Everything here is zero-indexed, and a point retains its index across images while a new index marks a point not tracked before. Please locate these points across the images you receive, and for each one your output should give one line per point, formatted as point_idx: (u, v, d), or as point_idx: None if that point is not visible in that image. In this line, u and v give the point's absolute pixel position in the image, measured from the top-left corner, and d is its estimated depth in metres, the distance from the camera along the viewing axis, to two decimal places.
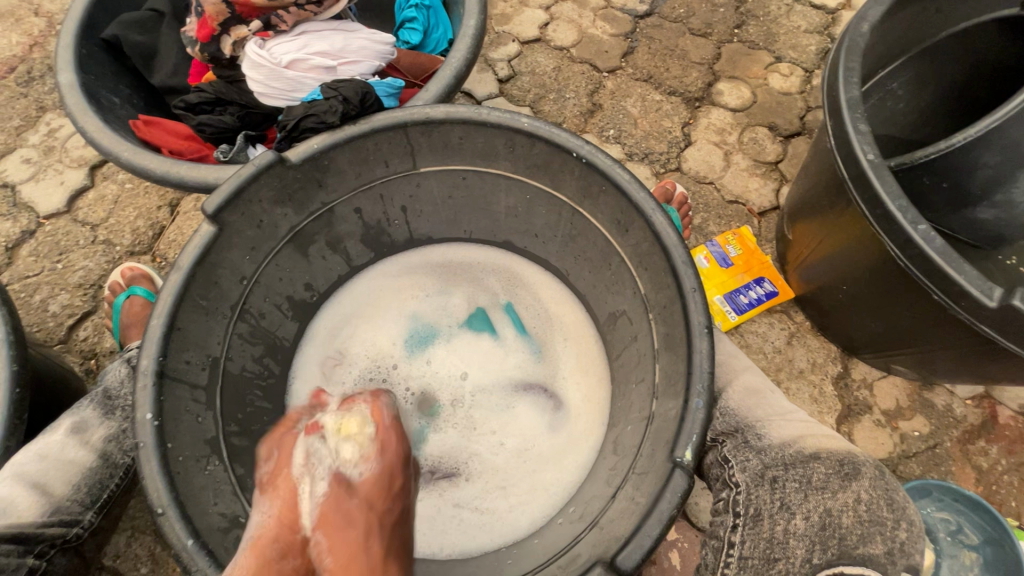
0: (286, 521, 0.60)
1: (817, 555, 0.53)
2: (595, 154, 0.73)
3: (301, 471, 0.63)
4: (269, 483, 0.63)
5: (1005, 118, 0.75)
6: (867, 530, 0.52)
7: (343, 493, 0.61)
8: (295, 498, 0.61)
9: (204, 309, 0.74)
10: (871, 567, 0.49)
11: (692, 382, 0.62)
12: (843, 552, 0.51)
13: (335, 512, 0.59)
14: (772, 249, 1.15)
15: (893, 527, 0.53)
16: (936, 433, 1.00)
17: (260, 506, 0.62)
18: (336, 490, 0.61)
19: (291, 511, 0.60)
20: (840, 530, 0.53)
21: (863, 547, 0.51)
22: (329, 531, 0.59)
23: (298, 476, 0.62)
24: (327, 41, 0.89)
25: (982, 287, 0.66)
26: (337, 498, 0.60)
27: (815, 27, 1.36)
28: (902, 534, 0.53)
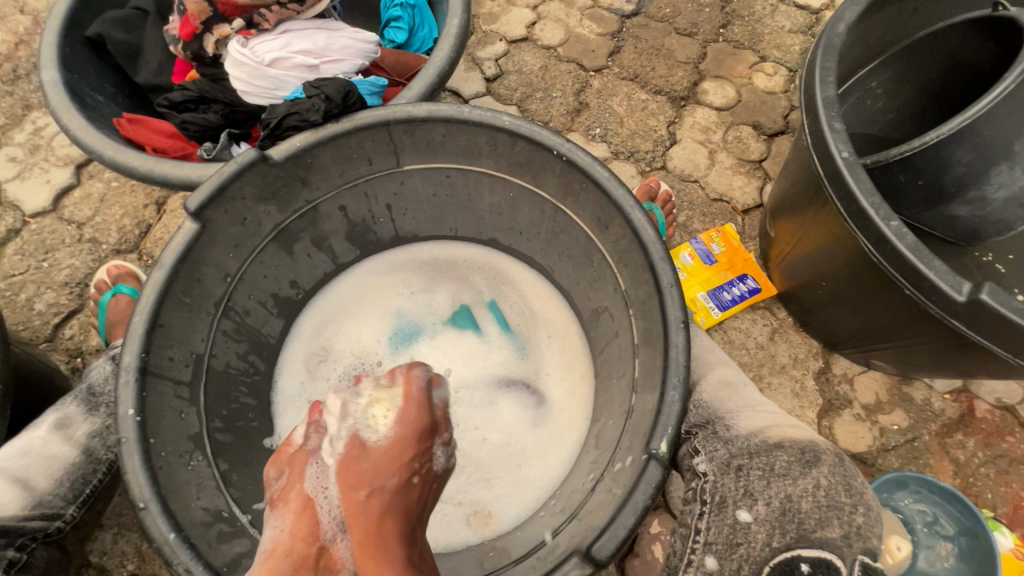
0: (302, 534, 0.60)
1: (776, 539, 0.54)
2: (575, 152, 0.74)
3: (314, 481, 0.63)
4: (280, 497, 0.63)
5: (973, 118, 0.77)
6: (825, 515, 0.55)
7: (354, 474, 0.61)
8: (306, 508, 0.61)
9: (187, 306, 0.75)
10: (827, 550, 0.52)
11: (668, 375, 0.63)
12: (801, 536, 0.54)
13: (350, 473, 0.61)
14: (755, 246, 1.16)
15: (851, 511, 0.56)
16: (915, 426, 1.02)
17: (272, 519, 0.63)
18: (349, 470, 0.61)
19: (307, 519, 0.60)
20: (799, 515, 0.55)
21: (820, 531, 0.54)
22: (348, 512, 0.59)
23: (310, 487, 0.62)
24: (311, 40, 0.90)
25: (951, 282, 0.67)
26: (349, 483, 0.61)
27: (798, 27, 1.37)
28: (858, 518, 0.56)
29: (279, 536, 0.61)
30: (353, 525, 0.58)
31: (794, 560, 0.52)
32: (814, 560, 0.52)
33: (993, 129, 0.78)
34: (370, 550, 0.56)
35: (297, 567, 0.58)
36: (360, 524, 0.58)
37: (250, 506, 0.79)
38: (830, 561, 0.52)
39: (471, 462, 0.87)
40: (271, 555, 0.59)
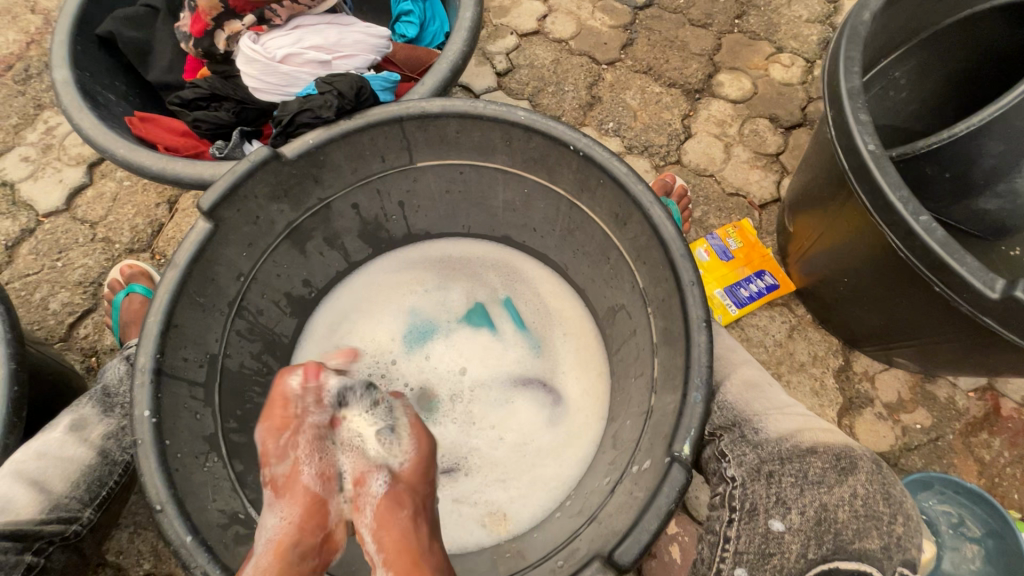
0: (310, 525, 0.62)
1: (812, 550, 0.53)
2: (592, 147, 0.72)
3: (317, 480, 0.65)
4: (286, 486, 0.64)
5: (1002, 111, 0.74)
6: (863, 525, 0.54)
7: (400, 502, 0.63)
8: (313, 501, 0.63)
9: (201, 306, 0.74)
10: (867, 563, 0.51)
11: (690, 376, 0.61)
12: (839, 547, 0.52)
13: (388, 505, 0.62)
14: (773, 242, 1.14)
15: (889, 522, 0.54)
16: (939, 425, 1.00)
17: (277, 508, 0.63)
18: (391, 499, 0.63)
19: (313, 512, 0.63)
20: (836, 525, 0.54)
21: (858, 542, 0.53)
22: (391, 548, 0.59)
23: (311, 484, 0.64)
24: (322, 35, 0.88)
25: (985, 279, 0.65)
26: (394, 509, 0.62)
27: (816, 16, 1.34)
28: (897, 529, 0.55)
29: (284, 527, 0.61)
30: (402, 556, 0.59)
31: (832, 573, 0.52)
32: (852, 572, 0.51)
33: None
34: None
35: (304, 555, 0.60)
36: (414, 555, 0.59)
37: None
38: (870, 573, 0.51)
39: (487, 462, 0.86)
40: (277, 547, 0.59)
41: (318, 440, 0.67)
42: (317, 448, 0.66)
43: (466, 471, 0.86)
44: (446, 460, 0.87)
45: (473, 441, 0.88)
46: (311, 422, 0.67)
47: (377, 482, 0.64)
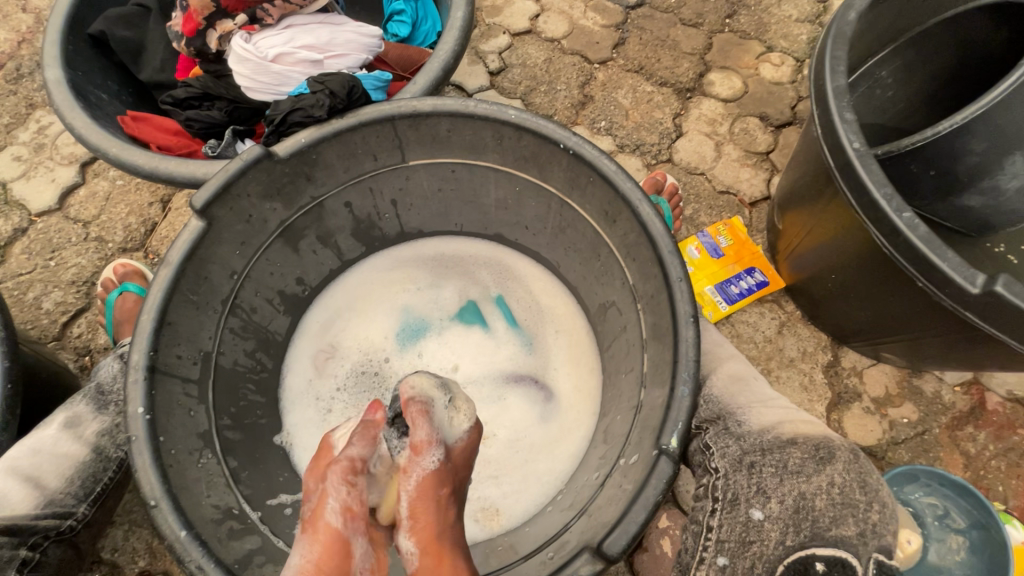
0: (329, 569, 0.57)
1: (790, 537, 0.54)
2: (582, 145, 0.73)
3: (340, 517, 0.60)
4: (311, 522, 0.61)
5: (995, 102, 0.75)
6: (840, 513, 0.54)
7: (443, 481, 0.63)
8: (336, 542, 0.59)
9: (194, 304, 0.75)
10: (841, 548, 0.52)
11: (678, 369, 0.62)
12: (816, 534, 0.53)
13: (435, 481, 0.62)
14: (763, 239, 1.15)
15: (866, 509, 0.55)
16: (925, 419, 1.01)
17: (300, 545, 0.59)
18: (439, 475, 0.63)
19: (335, 553, 0.58)
20: (814, 513, 0.54)
21: (835, 529, 0.53)
22: (425, 523, 0.60)
23: (337, 523, 0.60)
24: (314, 34, 0.89)
25: (965, 274, 0.66)
26: (434, 487, 0.62)
27: (805, 16, 1.35)
28: (873, 516, 0.55)
29: (303, 567, 0.57)
30: (427, 529, 0.60)
31: (808, 560, 0.52)
32: (829, 558, 0.51)
33: (1007, 117, 0.76)
34: (445, 561, 0.59)
35: None
36: (438, 532, 0.60)
37: (261, 502, 0.79)
38: (845, 559, 0.51)
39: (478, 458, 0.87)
40: None
41: (348, 473, 0.62)
42: (346, 481, 0.62)
43: None
44: None
45: None
46: (345, 455, 0.64)
47: (433, 455, 0.64)
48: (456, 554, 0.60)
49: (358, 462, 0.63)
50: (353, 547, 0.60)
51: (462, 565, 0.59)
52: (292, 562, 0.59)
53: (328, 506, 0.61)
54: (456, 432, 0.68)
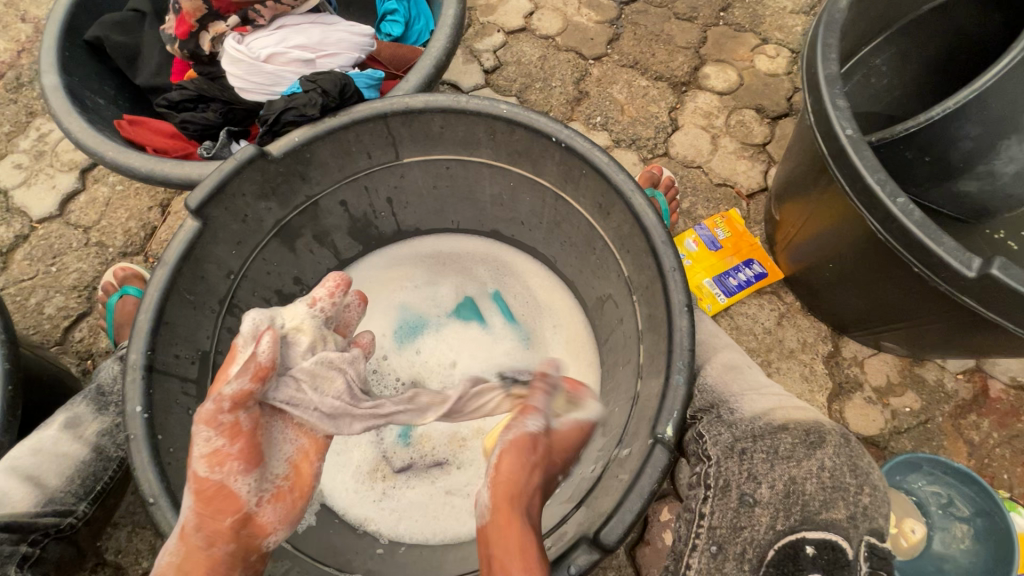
0: (212, 512, 0.58)
1: (781, 521, 0.54)
2: (575, 139, 0.73)
3: (214, 471, 0.58)
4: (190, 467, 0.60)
5: (978, 92, 0.74)
6: (830, 497, 0.55)
7: (529, 452, 0.65)
8: (208, 491, 0.58)
9: (192, 304, 0.75)
10: (832, 531, 0.53)
11: (673, 359, 0.62)
12: (807, 518, 0.53)
13: (527, 444, 0.66)
14: (760, 231, 1.15)
15: (856, 492, 0.56)
16: (928, 408, 1.01)
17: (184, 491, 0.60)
18: (528, 442, 0.66)
19: (214, 502, 0.58)
20: (804, 497, 0.54)
21: (825, 512, 0.54)
22: (506, 477, 0.63)
23: (216, 478, 0.58)
24: (306, 35, 0.89)
25: (961, 258, 0.66)
26: (521, 453, 0.65)
27: (800, 7, 1.35)
28: (864, 499, 0.56)
29: (188, 510, 0.59)
30: (506, 486, 0.62)
31: (799, 543, 0.53)
32: (819, 541, 0.52)
33: (1001, 101, 0.76)
34: (512, 522, 0.60)
35: (210, 541, 0.58)
36: (515, 490, 0.62)
37: None
38: (835, 541, 0.52)
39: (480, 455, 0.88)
40: (182, 531, 0.58)
41: (214, 417, 0.57)
42: (212, 424, 0.57)
43: (458, 464, 0.88)
44: (436, 454, 0.88)
45: (460, 431, 0.90)
46: (219, 396, 0.58)
47: (531, 420, 0.68)
48: (524, 514, 0.61)
49: (231, 398, 0.58)
50: (231, 487, 0.58)
51: (530, 533, 0.59)
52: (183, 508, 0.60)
53: (193, 454, 0.58)
54: (560, 423, 0.71)
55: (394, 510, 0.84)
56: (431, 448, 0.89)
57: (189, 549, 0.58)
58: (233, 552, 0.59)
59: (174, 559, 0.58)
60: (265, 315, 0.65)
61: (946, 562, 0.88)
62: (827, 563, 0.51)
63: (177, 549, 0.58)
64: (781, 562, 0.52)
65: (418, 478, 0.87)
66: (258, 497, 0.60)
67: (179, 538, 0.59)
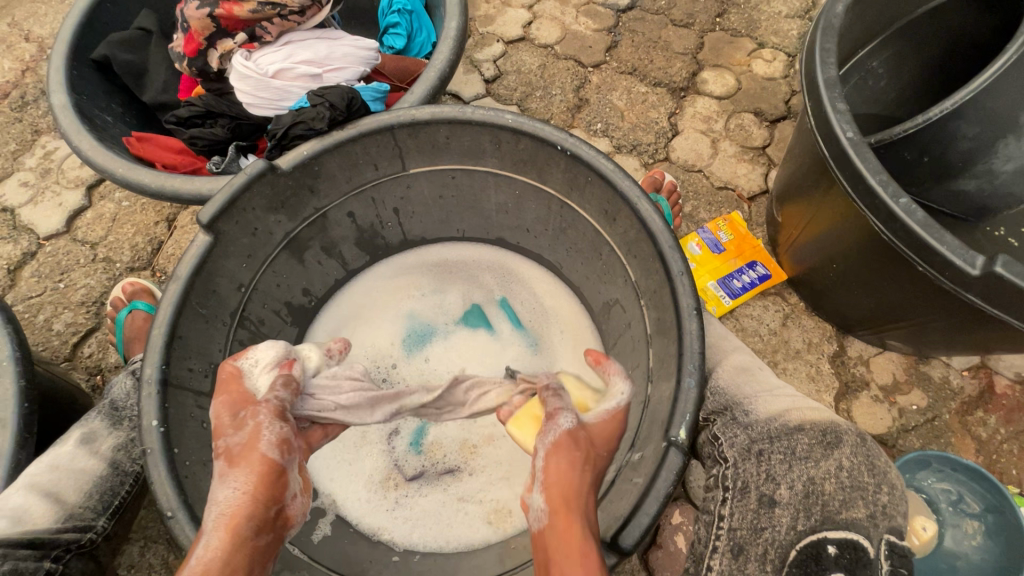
0: (266, 497, 0.60)
1: (801, 521, 0.54)
2: (579, 146, 0.74)
3: (278, 454, 0.63)
4: (241, 455, 0.61)
5: (975, 93, 0.75)
6: (850, 496, 0.55)
7: (578, 450, 0.61)
8: (267, 475, 0.61)
9: (204, 317, 0.76)
10: (854, 530, 0.53)
11: (683, 362, 0.63)
12: (826, 518, 0.54)
13: (568, 441, 0.62)
14: (763, 233, 1.16)
15: (874, 491, 0.56)
16: (935, 406, 1.01)
17: (230, 479, 0.60)
18: (570, 437, 0.62)
19: (268, 486, 0.60)
20: (824, 497, 0.55)
21: (846, 512, 0.54)
22: (555, 472, 0.59)
23: (277, 460, 0.62)
24: (311, 50, 0.91)
25: (964, 257, 0.66)
26: (570, 450, 0.60)
27: (795, 11, 1.37)
28: (883, 497, 0.57)
29: (236, 498, 0.59)
30: (557, 484, 0.58)
31: (820, 543, 0.53)
32: (841, 541, 0.52)
33: (997, 101, 0.77)
34: (573, 524, 0.55)
35: (258, 531, 0.58)
36: (571, 492, 0.58)
37: None
38: (857, 541, 0.52)
39: (491, 461, 0.88)
40: (230, 521, 0.57)
41: (282, 410, 0.66)
42: (281, 415, 0.66)
43: (469, 471, 0.88)
44: (447, 461, 0.89)
45: (471, 437, 0.90)
46: (272, 397, 0.67)
47: (564, 417, 0.64)
48: (583, 515, 0.56)
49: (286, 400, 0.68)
50: (286, 473, 0.63)
51: (590, 538, 0.55)
52: (219, 502, 0.59)
53: (264, 440, 0.62)
54: (596, 414, 0.66)
55: (409, 517, 0.84)
56: (442, 455, 0.89)
57: (239, 539, 0.57)
58: (270, 542, 0.60)
59: (222, 547, 0.56)
60: (280, 346, 0.75)
61: (958, 559, 0.88)
62: (849, 562, 0.51)
63: (226, 537, 0.57)
64: (804, 562, 0.52)
65: (431, 486, 0.87)
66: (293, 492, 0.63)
67: (226, 527, 0.57)
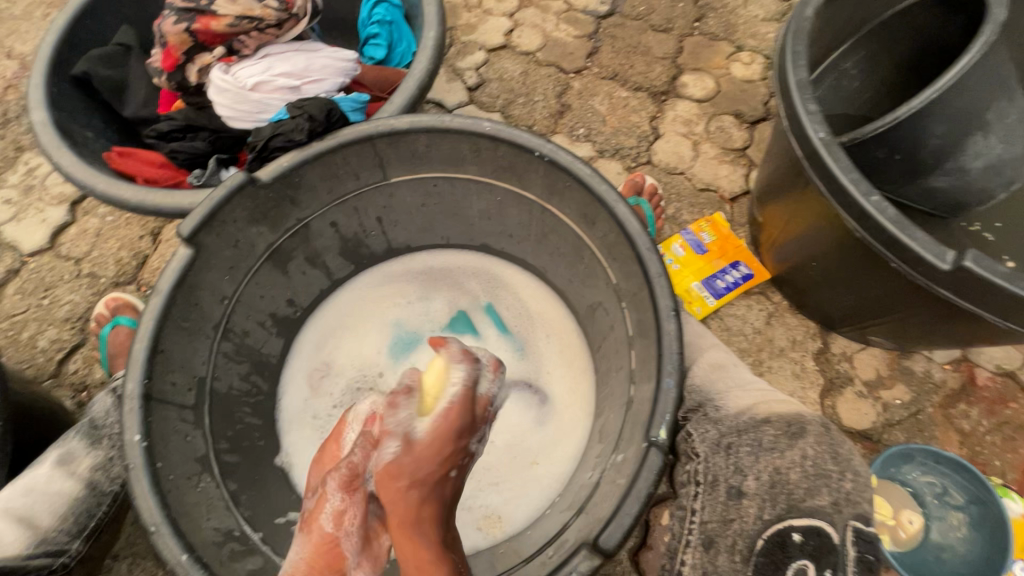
0: (320, 565, 0.64)
1: (767, 511, 0.55)
2: (557, 152, 0.75)
3: (332, 527, 0.65)
4: (309, 520, 0.67)
5: (941, 91, 0.75)
6: (815, 484, 0.54)
7: (405, 475, 0.61)
8: (324, 543, 0.64)
9: (187, 330, 0.76)
10: (818, 516, 0.52)
11: (662, 362, 0.64)
12: (791, 506, 0.53)
13: (389, 473, 0.61)
14: (745, 233, 1.17)
15: (840, 477, 0.54)
16: (918, 400, 1.02)
17: (296, 543, 0.66)
18: (393, 470, 0.61)
19: (323, 555, 0.64)
20: (788, 486, 0.54)
21: (809, 500, 0.53)
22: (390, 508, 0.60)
23: (330, 532, 0.64)
24: (290, 62, 0.91)
25: (935, 252, 0.68)
26: (389, 481, 0.61)
27: (771, 14, 1.40)
28: (847, 484, 0.54)
29: (298, 560, 0.65)
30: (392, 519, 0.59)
31: (786, 531, 0.53)
32: (806, 528, 0.52)
33: (963, 100, 0.78)
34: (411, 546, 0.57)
35: None
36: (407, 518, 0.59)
37: (262, 523, 0.81)
38: (821, 527, 0.51)
39: (479, 467, 0.88)
40: None
41: (348, 482, 0.66)
42: (346, 486, 0.66)
43: None
44: None
45: None
46: (346, 463, 0.67)
47: (388, 446, 0.63)
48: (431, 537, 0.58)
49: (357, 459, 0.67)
50: (342, 545, 0.64)
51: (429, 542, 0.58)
52: (291, 557, 0.66)
53: (325, 509, 0.66)
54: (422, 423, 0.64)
55: None
56: None
57: None
58: None
59: None
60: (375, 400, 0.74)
61: (944, 551, 0.89)
62: (815, 549, 0.51)
63: None
64: (770, 550, 0.53)
65: None
66: (358, 558, 0.64)
67: None
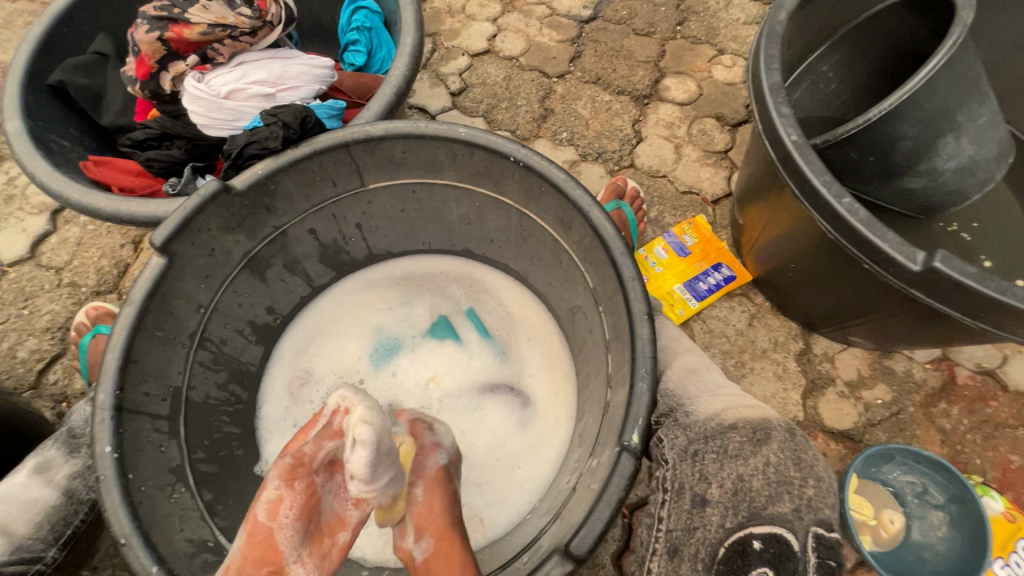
0: (255, 557, 0.59)
1: (729, 519, 0.57)
2: (531, 157, 0.75)
3: (268, 519, 0.60)
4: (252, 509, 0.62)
5: (910, 94, 0.77)
6: (776, 490, 0.57)
7: (449, 482, 0.66)
8: (264, 536, 0.60)
9: (160, 340, 0.75)
10: (777, 525, 0.55)
11: (636, 367, 0.64)
12: (753, 514, 0.56)
13: (440, 476, 0.66)
14: (727, 235, 1.18)
15: (800, 484, 0.58)
16: (898, 399, 1.03)
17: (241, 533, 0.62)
18: (445, 474, 0.66)
19: (261, 547, 0.60)
20: (751, 493, 0.57)
21: (771, 507, 0.56)
22: (435, 511, 0.62)
23: (267, 523, 0.60)
24: (266, 69, 0.91)
25: (906, 253, 0.68)
26: (441, 485, 0.65)
27: (752, 18, 1.41)
28: (808, 490, 0.58)
29: (241, 551, 0.61)
30: (437, 521, 0.61)
31: (746, 539, 0.55)
32: (765, 536, 0.54)
33: (934, 102, 0.79)
34: (455, 547, 0.59)
35: None
36: (451, 520, 0.62)
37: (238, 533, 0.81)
38: (780, 535, 0.54)
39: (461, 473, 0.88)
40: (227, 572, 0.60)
41: (292, 471, 0.62)
42: (289, 476, 0.62)
43: None
44: None
45: None
46: (295, 453, 0.63)
47: (439, 455, 0.68)
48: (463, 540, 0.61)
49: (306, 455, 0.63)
50: (279, 537, 0.60)
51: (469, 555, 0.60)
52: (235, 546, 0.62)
53: (261, 497, 0.61)
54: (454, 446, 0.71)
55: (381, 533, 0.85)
56: None
57: None
58: None
59: None
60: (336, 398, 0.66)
61: (925, 550, 0.89)
62: (774, 556, 0.53)
63: None
64: (730, 558, 0.55)
65: None
66: (297, 553, 0.60)
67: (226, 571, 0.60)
